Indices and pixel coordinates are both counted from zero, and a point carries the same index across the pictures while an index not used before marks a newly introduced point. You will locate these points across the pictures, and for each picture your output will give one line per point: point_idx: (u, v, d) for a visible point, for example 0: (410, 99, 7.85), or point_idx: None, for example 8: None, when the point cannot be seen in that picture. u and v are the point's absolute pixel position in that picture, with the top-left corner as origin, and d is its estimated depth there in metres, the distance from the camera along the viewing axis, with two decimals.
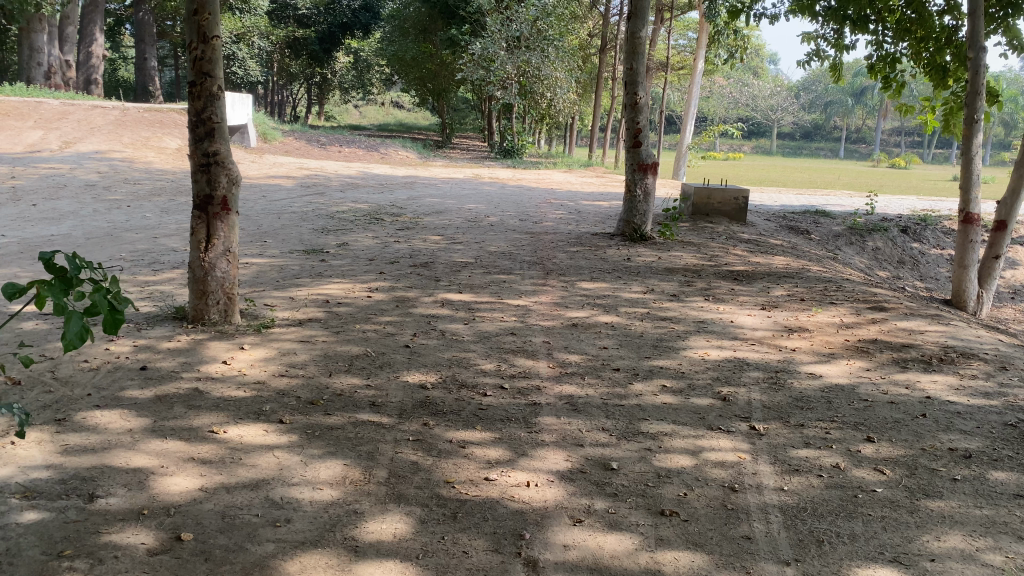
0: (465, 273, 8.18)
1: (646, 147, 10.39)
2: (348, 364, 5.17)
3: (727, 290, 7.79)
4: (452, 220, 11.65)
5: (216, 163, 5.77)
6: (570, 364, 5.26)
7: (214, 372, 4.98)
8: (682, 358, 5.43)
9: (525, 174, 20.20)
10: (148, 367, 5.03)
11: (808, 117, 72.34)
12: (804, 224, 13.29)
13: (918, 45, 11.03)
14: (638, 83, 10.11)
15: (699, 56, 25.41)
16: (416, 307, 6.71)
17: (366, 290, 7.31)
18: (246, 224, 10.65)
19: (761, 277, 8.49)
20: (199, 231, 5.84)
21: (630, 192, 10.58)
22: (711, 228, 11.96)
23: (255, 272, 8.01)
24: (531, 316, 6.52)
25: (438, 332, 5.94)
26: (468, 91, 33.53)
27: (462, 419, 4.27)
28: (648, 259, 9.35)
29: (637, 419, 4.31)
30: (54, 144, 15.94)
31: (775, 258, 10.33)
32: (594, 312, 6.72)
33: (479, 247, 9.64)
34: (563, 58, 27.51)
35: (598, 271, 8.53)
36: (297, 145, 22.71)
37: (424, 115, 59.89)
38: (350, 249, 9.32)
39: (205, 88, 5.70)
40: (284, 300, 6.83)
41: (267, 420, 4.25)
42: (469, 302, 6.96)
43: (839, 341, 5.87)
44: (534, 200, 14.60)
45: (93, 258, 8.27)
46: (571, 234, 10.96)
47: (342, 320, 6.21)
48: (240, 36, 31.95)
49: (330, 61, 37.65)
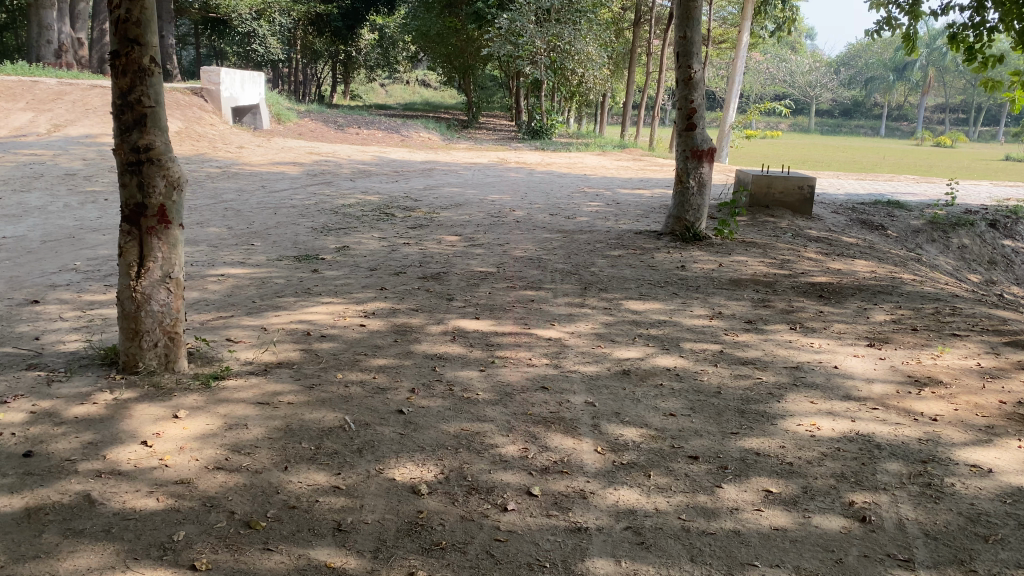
0: (486, 287, 6.70)
1: (702, 130, 8.84)
2: (315, 446, 3.70)
3: (813, 314, 6.21)
4: (473, 215, 10.15)
5: (147, 161, 4.31)
6: (626, 446, 3.74)
7: (124, 463, 3.51)
8: (782, 437, 3.91)
9: (556, 157, 18.62)
10: (34, 452, 3.57)
11: (847, 94, 69.45)
12: (877, 217, 11.63)
13: (1013, 12, 9.13)
14: (692, 54, 8.55)
15: (745, 27, 23.41)
16: (420, 342, 5.22)
17: (361, 314, 5.83)
18: (235, 222, 9.27)
19: (851, 293, 6.89)
20: (130, 251, 4.38)
21: (681, 182, 8.97)
22: (772, 224, 10.38)
23: (230, 287, 6.57)
24: (567, 357, 4.99)
25: (446, 385, 4.45)
26: (494, 67, 31.89)
27: (469, 564, 2.81)
28: (706, 265, 7.79)
29: (739, 567, 2.81)
30: (42, 127, 14.64)
31: (855, 262, 8.73)
32: (649, 349, 5.17)
33: (503, 251, 8.12)
34: (595, 30, 25.82)
35: (647, 285, 6.98)
36: (312, 126, 21.24)
37: (453, 94, 58.19)
38: (350, 254, 7.85)
39: (131, 59, 4.23)
40: (255, 332, 5.37)
41: (173, 564, 2.79)
42: (489, 332, 5.46)
43: (993, 405, 4.28)
44: (566, 188, 13.11)
45: (39, 269, 6.87)
46: (610, 232, 9.42)
47: (320, 366, 4.74)
48: (260, 11, 30.56)
49: (353, 38, 36.11)
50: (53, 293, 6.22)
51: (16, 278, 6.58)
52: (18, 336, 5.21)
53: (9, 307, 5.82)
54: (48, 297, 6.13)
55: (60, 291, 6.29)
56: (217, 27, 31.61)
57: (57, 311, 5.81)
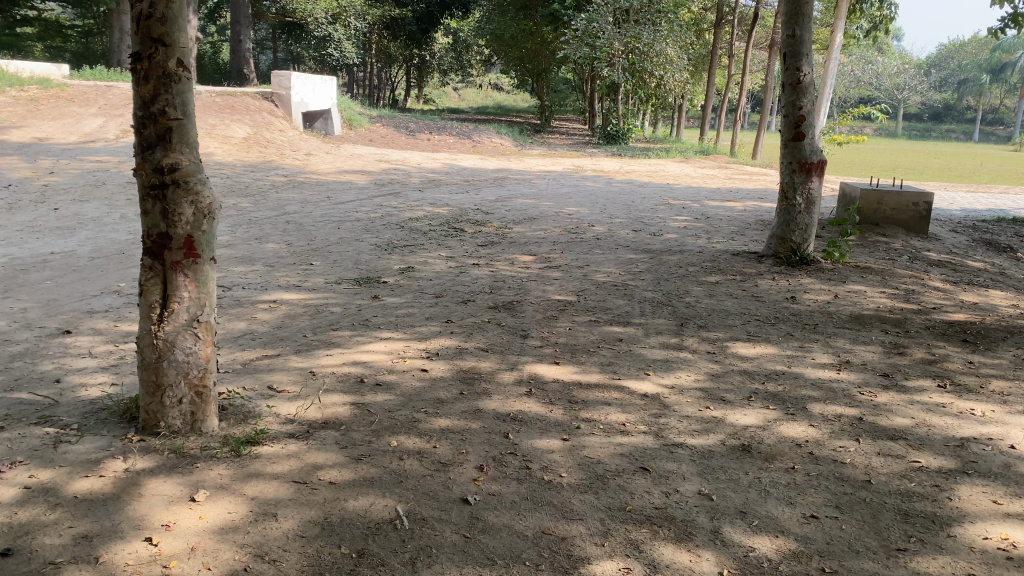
0: (567, 321, 5.86)
1: (812, 140, 7.83)
2: (358, 552, 2.91)
3: (961, 365, 5.17)
4: (548, 231, 9.31)
5: (172, 183, 3.62)
6: (759, 571, 2.84)
7: (119, 571, 2.79)
8: (969, 559, 2.94)
9: (635, 164, 17.66)
10: (13, 551, 2.88)
11: (938, 96, 66.21)
12: (1004, 238, 10.36)
13: None
14: (801, 54, 7.56)
15: (838, 27, 21.89)
16: (491, 395, 4.40)
17: (423, 355, 5.04)
18: (295, 237, 8.66)
19: (1001, 337, 5.80)
20: (152, 290, 3.70)
21: (786, 199, 7.95)
22: (885, 245, 9.26)
23: (281, 317, 5.89)
24: (670, 424, 4.10)
25: (522, 461, 3.61)
26: (569, 71, 31.00)
27: None
28: (820, 297, 6.79)
29: None
30: (112, 133, 14.42)
31: (991, 293, 7.59)
32: (769, 415, 4.24)
33: (583, 275, 7.27)
34: (676, 31, 24.70)
35: (754, 322, 6.02)
36: (383, 131, 20.73)
37: (525, 97, 57.31)
38: (415, 276, 7.13)
39: (155, 64, 3.54)
40: (301, 377, 4.63)
41: None
42: (572, 384, 4.59)
43: None
44: (649, 199, 12.15)
45: (79, 291, 6.32)
46: (703, 254, 8.45)
47: (373, 427, 3.96)
48: (336, 15, 30.13)
49: (427, 41, 35.75)
50: (87, 321, 5.63)
51: (54, 302, 6.03)
52: (38, 377, 4.60)
53: (37, 338, 5.23)
54: (81, 326, 5.54)
55: (95, 319, 5.69)
56: (293, 32, 31.55)
57: (87, 344, 5.19)
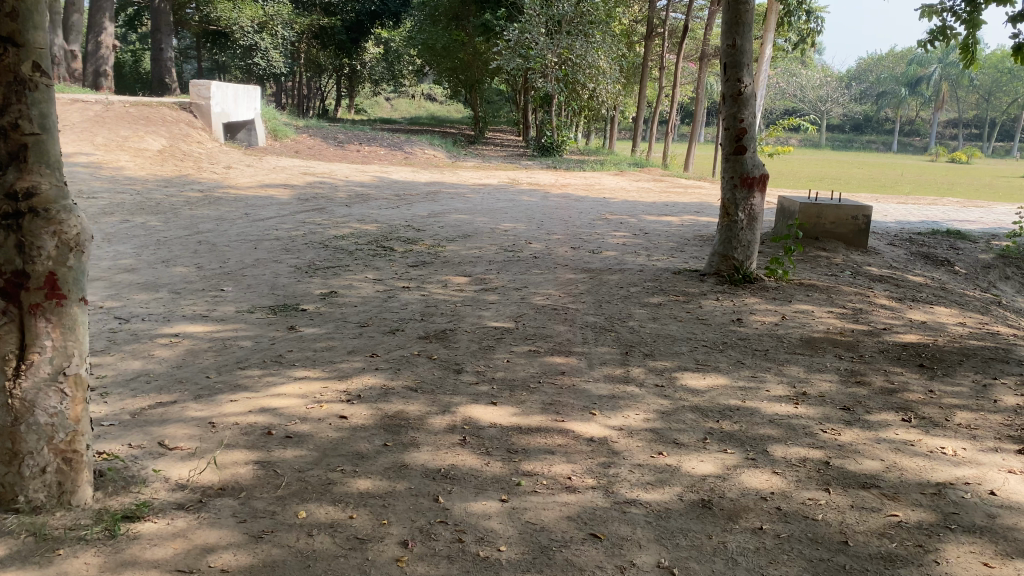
0: (505, 352, 5.37)
1: (754, 154, 7.55)
2: None
3: (923, 394, 4.86)
4: (483, 249, 8.82)
5: (29, 212, 3.01)
6: None
7: None
8: None
9: (571, 177, 17.29)
10: None
11: (859, 108, 68.22)
12: (940, 250, 10.33)
13: None
14: (741, 65, 7.29)
15: (767, 41, 22.02)
16: (419, 446, 3.87)
17: (341, 399, 4.48)
18: (206, 259, 7.97)
19: (957, 360, 5.55)
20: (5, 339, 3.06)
21: (727, 215, 7.63)
22: (827, 260, 9.06)
23: (184, 354, 5.25)
24: (621, 475, 3.64)
25: (454, 532, 3.10)
26: (503, 82, 30.68)
27: None
28: (767, 318, 6.47)
29: None
30: None
31: (937, 310, 7.42)
32: (729, 461, 3.82)
33: (521, 298, 6.79)
34: (609, 43, 24.75)
35: (702, 348, 5.63)
36: (310, 143, 19.95)
37: (457, 108, 56.78)
38: (338, 303, 6.55)
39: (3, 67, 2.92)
40: (199, 429, 4.03)
41: None
42: (510, 429, 4.11)
43: None
44: (586, 214, 11.77)
45: None
46: (644, 272, 8.08)
47: (280, 494, 3.39)
48: (263, 23, 29.02)
49: (358, 51, 34.89)
50: None
51: None
52: None
53: None
54: None
55: None
56: (218, 40, 29.94)
57: None
